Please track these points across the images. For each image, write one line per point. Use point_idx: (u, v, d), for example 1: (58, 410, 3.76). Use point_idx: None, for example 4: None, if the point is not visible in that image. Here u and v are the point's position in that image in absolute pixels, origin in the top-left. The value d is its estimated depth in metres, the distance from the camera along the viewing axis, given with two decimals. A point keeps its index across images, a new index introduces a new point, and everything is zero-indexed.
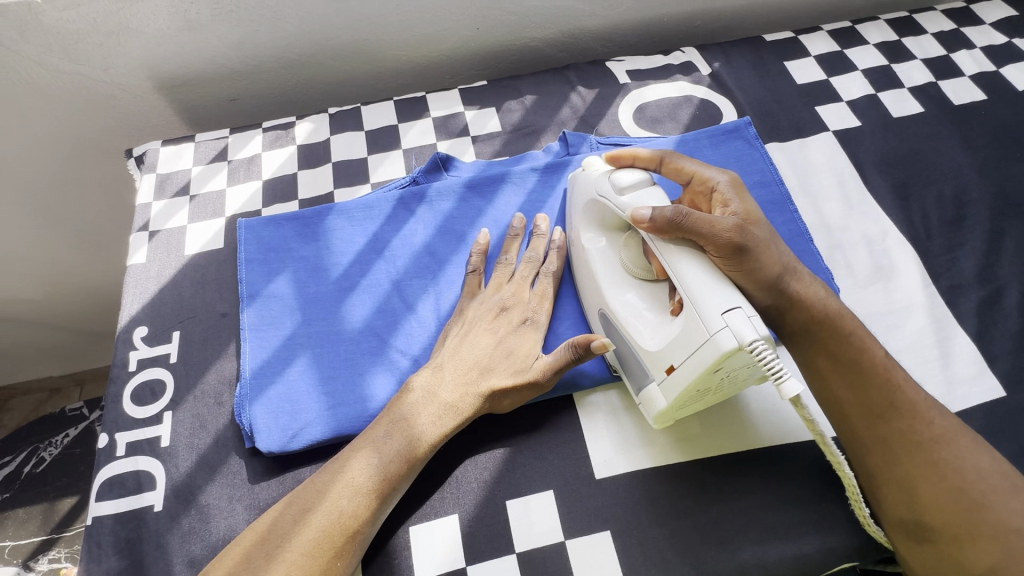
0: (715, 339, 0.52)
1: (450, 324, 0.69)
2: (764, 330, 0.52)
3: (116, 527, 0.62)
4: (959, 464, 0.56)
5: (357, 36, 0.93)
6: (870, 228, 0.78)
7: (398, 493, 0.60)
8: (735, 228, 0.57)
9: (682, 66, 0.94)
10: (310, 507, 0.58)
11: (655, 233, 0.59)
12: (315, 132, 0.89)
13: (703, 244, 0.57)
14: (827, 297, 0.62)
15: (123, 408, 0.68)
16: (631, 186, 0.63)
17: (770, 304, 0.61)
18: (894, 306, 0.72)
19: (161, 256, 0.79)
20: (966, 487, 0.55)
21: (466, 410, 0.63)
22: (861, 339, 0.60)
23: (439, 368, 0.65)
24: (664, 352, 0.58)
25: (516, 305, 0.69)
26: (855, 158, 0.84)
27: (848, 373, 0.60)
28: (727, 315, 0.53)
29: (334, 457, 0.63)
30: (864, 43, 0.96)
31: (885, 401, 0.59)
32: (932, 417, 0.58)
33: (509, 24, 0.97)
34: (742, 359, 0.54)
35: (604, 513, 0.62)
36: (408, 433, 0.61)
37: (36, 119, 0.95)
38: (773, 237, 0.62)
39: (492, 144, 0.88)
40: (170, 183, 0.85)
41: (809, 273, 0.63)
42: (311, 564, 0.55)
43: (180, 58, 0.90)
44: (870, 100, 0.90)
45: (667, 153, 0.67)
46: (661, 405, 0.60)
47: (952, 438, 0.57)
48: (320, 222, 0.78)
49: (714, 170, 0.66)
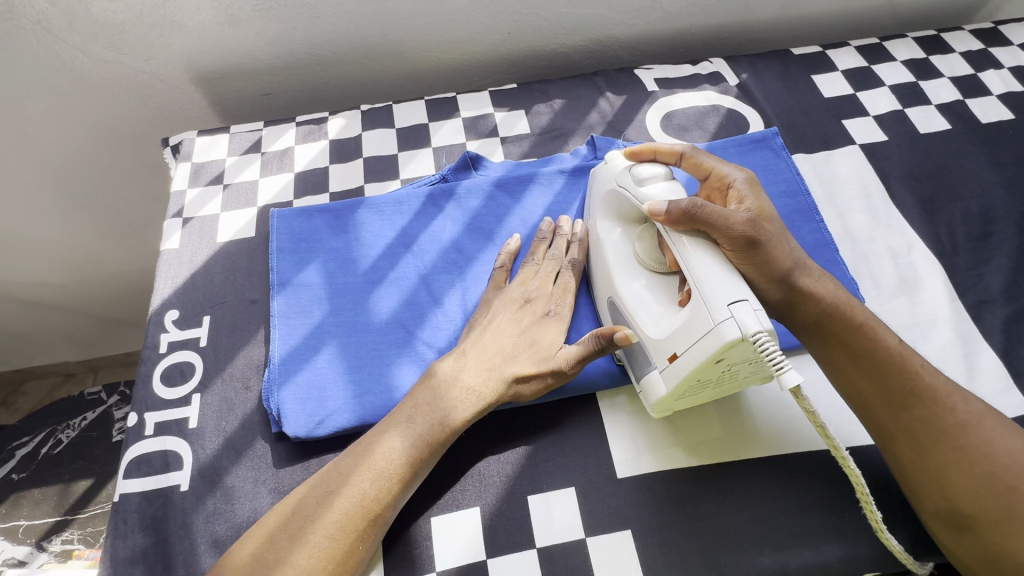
0: (719, 328, 0.53)
1: (475, 318, 0.70)
2: (769, 324, 0.54)
3: (143, 504, 0.63)
4: (987, 449, 0.57)
5: (392, 36, 0.95)
6: (896, 241, 0.78)
7: (420, 478, 0.61)
8: (748, 223, 0.59)
9: (710, 76, 0.96)
10: (334, 489, 0.58)
11: (670, 224, 0.60)
12: (348, 127, 0.90)
13: (716, 236, 0.59)
14: (837, 289, 0.64)
15: (153, 388, 0.69)
16: (650, 179, 0.65)
17: (780, 298, 0.62)
18: (919, 319, 0.72)
19: (194, 242, 0.80)
20: (998, 471, 0.56)
21: (495, 393, 0.64)
22: (873, 329, 0.62)
23: (463, 354, 0.66)
24: (669, 340, 0.58)
25: (540, 296, 0.70)
26: (882, 171, 0.85)
27: (867, 363, 0.61)
28: (733, 307, 0.54)
29: (355, 442, 0.63)
30: (891, 60, 0.97)
31: (904, 390, 0.60)
32: (953, 402, 0.59)
33: (541, 29, 0.98)
34: (745, 351, 0.54)
35: (626, 512, 0.62)
36: (432, 418, 0.62)
37: (74, 106, 0.97)
38: (784, 232, 0.64)
39: (521, 145, 0.89)
40: (204, 172, 0.87)
41: (818, 268, 0.65)
42: (334, 546, 0.56)
43: (219, 51, 0.92)
44: (897, 116, 0.90)
45: (688, 148, 0.69)
46: (662, 393, 0.61)
47: (979, 421, 0.58)
48: (351, 215, 0.80)
49: (731, 166, 0.68)
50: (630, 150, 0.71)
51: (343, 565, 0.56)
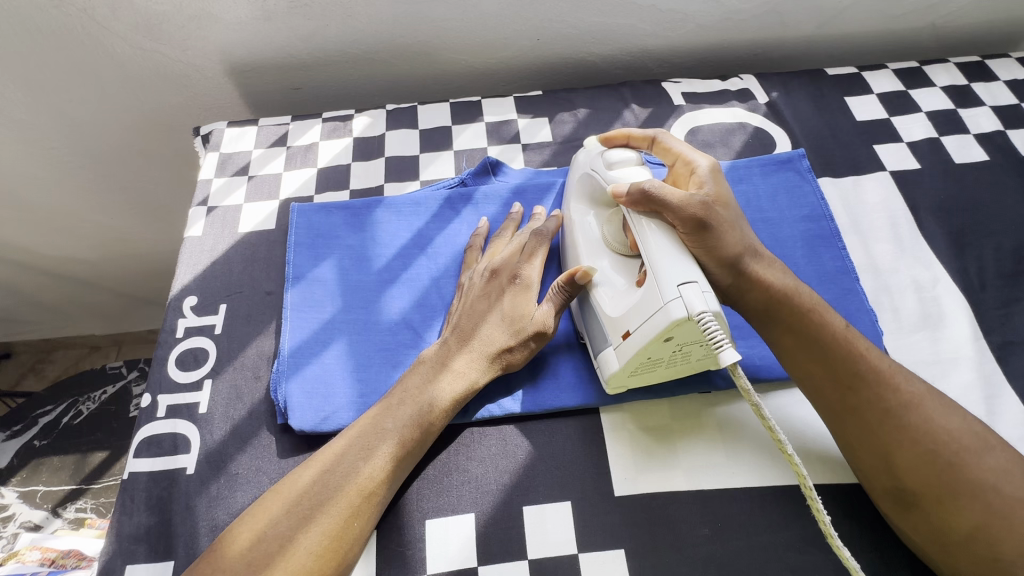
0: (668, 306, 0.56)
1: (454, 303, 0.72)
2: (715, 306, 0.56)
3: (150, 484, 0.64)
4: (929, 428, 0.57)
5: (422, 37, 0.96)
6: (921, 273, 0.76)
7: (414, 459, 0.62)
8: (699, 204, 0.62)
9: (739, 92, 0.94)
10: (329, 468, 0.59)
11: (631, 206, 0.64)
12: (372, 126, 0.92)
13: (669, 217, 0.62)
14: (785, 277, 0.65)
15: (168, 371, 0.71)
16: (620, 163, 0.69)
17: (731, 283, 0.64)
18: (940, 357, 0.70)
19: (217, 231, 0.82)
20: (939, 450, 0.56)
21: (487, 374, 0.66)
22: (821, 314, 0.63)
23: (449, 340, 0.67)
24: (623, 317, 0.62)
25: (505, 266, 0.71)
26: (912, 201, 0.82)
27: (814, 347, 0.62)
28: (682, 287, 0.56)
29: (347, 428, 0.64)
30: (930, 85, 0.94)
31: (850, 372, 0.60)
32: (897, 383, 0.59)
33: (570, 37, 0.98)
34: (691, 332, 0.57)
35: (619, 530, 0.61)
36: (422, 401, 0.63)
37: (113, 91, 1.00)
38: (739, 218, 0.66)
39: (542, 153, 0.89)
40: (231, 163, 0.89)
41: (770, 256, 0.67)
42: (330, 523, 0.57)
43: (253, 45, 0.94)
44: (933, 144, 0.87)
45: (659, 132, 0.72)
46: (615, 368, 0.63)
47: (920, 402, 0.59)
48: (368, 213, 0.81)
49: (699, 154, 0.70)
50: (604, 137, 0.76)
51: (340, 540, 0.56)
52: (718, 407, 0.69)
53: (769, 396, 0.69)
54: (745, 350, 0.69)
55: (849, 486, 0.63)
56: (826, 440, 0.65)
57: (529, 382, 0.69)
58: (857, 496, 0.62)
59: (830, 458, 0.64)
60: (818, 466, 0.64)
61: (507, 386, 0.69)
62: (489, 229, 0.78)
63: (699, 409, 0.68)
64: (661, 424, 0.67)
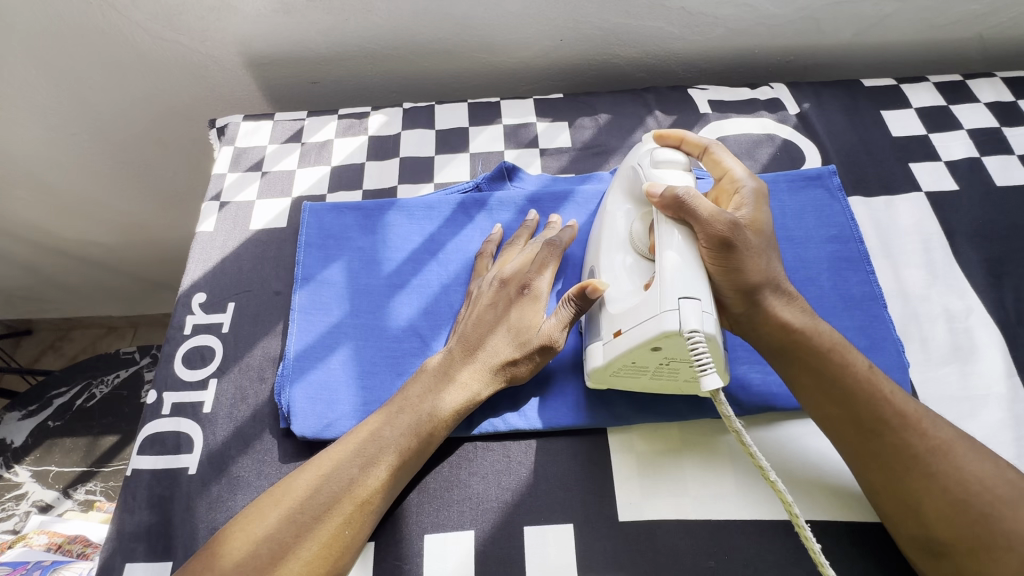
0: (662, 316, 0.54)
1: (462, 312, 0.70)
2: (710, 329, 0.54)
3: (152, 482, 0.64)
4: (960, 476, 0.54)
5: (442, 34, 0.93)
6: (954, 302, 0.72)
7: (411, 471, 0.61)
8: (729, 224, 0.59)
9: (768, 102, 0.90)
10: (324, 473, 0.58)
11: (660, 208, 0.62)
12: (388, 124, 0.90)
13: (696, 230, 0.59)
14: (807, 315, 0.62)
15: (174, 368, 0.71)
16: (665, 164, 0.66)
17: (743, 312, 0.61)
18: (969, 393, 0.66)
19: (228, 227, 0.82)
20: (970, 499, 0.53)
21: (489, 387, 0.64)
22: (841, 356, 0.60)
23: (456, 348, 0.66)
24: (619, 316, 0.60)
25: (515, 276, 0.68)
26: (947, 224, 0.78)
27: (833, 386, 0.59)
28: (682, 300, 0.54)
29: (338, 439, 0.63)
30: (974, 100, 0.89)
31: (873, 414, 0.58)
32: (925, 428, 0.57)
33: (595, 39, 0.95)
34: (679, 348, 0.55)
35: (623, 558, 0.60)
36: (422, 410, 0.62)
37: (134, 82, 1.00)
38: (769, 248, 0.63)
39: (560, 159, 0.87)
40: (245, 158, 0.88)
41: (793, 292, 0.63)
42: (321, 530, 0.56)
43: (271, 37, 0.93)
44: (973, 164, 0.83)
45: (714, 142, 0.69)
46: (598, 362, 0.62)
47: (948, 449, 0.56)
48: (380, 215, 0.79)
49: (748, 174, 0.67)
50: (659, 133, 0.71)
51: (331, 548, 0.56)
52: (732, 435, 0.66)
53: (785, 425, 0.66)
54: (762, 376, 0.67)
55: (865, 525, 0.60)
56: (843, 474, 0.63)
57: (535, 397, 0.67)
58: (873, 535, 0.59)
59: (846, 494, 0.62)
60: (834, 503, 0.61)
61: (513, 399, 0.67)
62: (502, 237, 0.76)
63: (711, 435, 0.66)
64: (670, 448, 0.65)
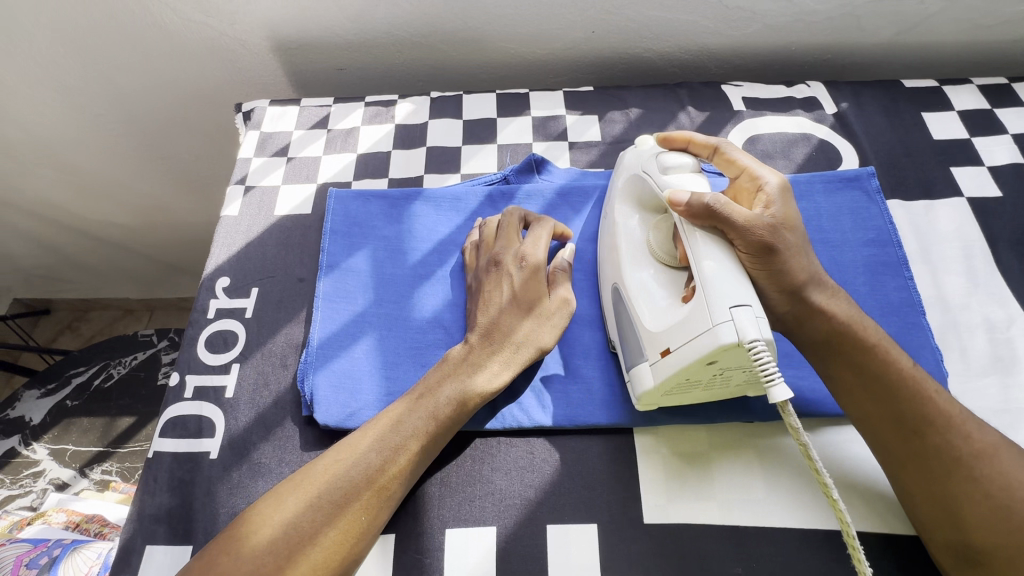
0: (717, 329, 0.52)
1: (470, 305, 0.68)
2: (768, 334, 0.52)
3: (173, 465, 0.64)
4: (1004, 481, 0.52)
5: (471, 23, 0.92)
6: (995, 312, 0.70)
7: (430, 457, 0.61)
8: (766, 227, 0.58)
9: (804, 100, 0.88)
10: (343, 458, 0.58)
11: (688, 217, 0.59)
12: (415, 113, 0.89)
13: (732, 237, 0.57)
14: (850, 307, 0.61)
15: (197, 352, 0.71)
16: (675, 169, 0.63)
17: (788, 311, 0.60)
18: (1011, 406, 0.64)
19: (253, 212, 0.81)
20: (1014, 506, 0.51)
21: (514, 368, 0.63)
22: (886, 352, 0.58)
23: (474, 337, 0.64)
24: (664, 333, 0.57)
25: (507, 257, 0.67)
26: (989, 230, 0.76)
27: (876, 387, 0.58)
28: (734, 310, 0.52)
29: (361, 427, 0.62)
30: (1018, 104, 0.86)
31: (917, 415, 0.56)
32: (970, 430, 0.55)
33: (626, 31, 0.93)
34: (738, 356, 0.53)
35: (646, 561, 0.58)
36: (446, 396, 0.61)
37: (161, 65, 1.00)
38: (804, 245, 0.61)
39: (589, 152, 0.85)
40: (271, 142, 0.88)
41: (833, 285, 0.62)
42: (339, 516, 0.55)
43: (299, 23, 0.92)
44: (1017, 170, 0.80)
45: (725, 142, 0.66)
46: (649, 385, 0.59)
47: (993, 453, 0.54)
48: (407, 205, 0.78)
49: (767, 169, 0.64)
50: (664, 137, 0.69)
51: (348, 535, 0.55)
52: (759, 439, 0.65)
53: (818, 433, 0.64)
54: (794, 380, 0.65)
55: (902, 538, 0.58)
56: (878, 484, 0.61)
57: (559, 394, 0.66)
58: (909, 549, 0.57)
59: (880, 505, 0.60)
60: (869, 513, 0.59)
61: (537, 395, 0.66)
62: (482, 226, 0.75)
63: (739, 439, 0.65)
64: (697, 450, 0.64)
